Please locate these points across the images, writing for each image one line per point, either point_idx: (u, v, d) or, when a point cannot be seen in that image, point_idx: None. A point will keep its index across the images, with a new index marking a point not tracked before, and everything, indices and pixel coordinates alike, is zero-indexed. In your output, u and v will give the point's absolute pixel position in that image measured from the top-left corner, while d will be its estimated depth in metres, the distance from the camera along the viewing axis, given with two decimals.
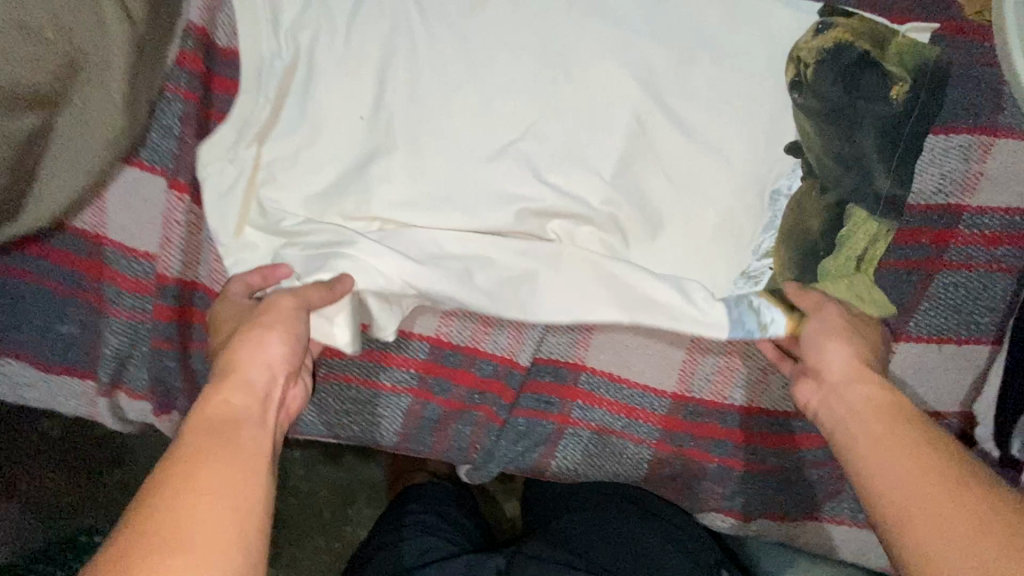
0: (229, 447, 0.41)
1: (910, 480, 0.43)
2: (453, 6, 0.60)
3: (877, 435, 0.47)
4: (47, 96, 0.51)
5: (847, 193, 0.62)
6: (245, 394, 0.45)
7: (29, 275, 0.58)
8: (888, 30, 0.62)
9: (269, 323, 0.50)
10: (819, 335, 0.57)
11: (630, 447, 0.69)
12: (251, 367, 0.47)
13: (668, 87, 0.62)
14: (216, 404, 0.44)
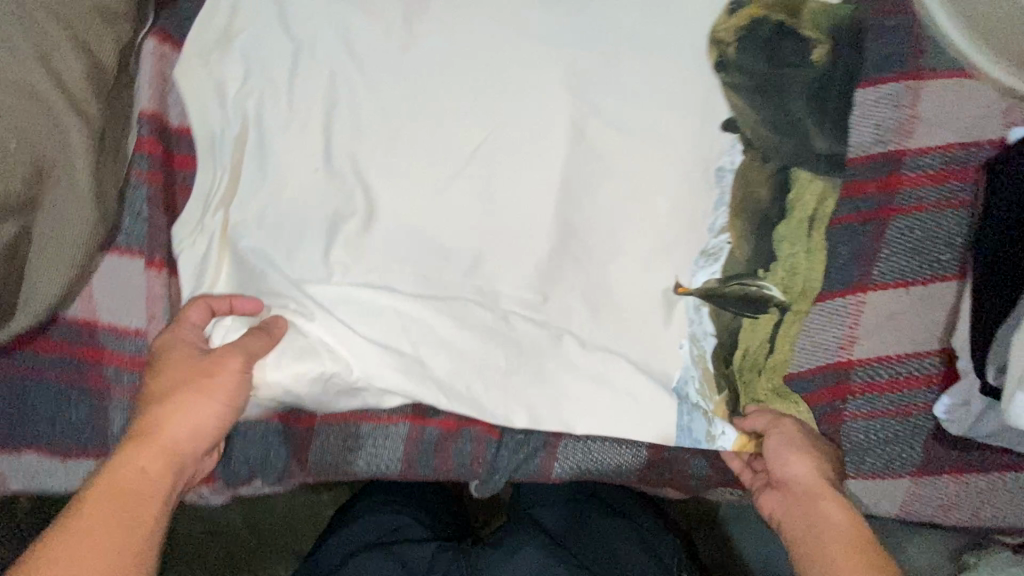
0: (124, 527, 0.43)
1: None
2: (384, 49, 0.64)
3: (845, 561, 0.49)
4: (21, 204, 0.54)
5: (788, 158, 0.64)
6: (161, 465, 0.47)
7: (33, 370, 0.61)
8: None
9: (214, 385, 0.51)
10: (784, 447, 0.59)
11: (628, 438, 0.70)
12: (174, 430, 0.49)
13: (599, 89, 0.64)
14: (130, 470, 0.46)
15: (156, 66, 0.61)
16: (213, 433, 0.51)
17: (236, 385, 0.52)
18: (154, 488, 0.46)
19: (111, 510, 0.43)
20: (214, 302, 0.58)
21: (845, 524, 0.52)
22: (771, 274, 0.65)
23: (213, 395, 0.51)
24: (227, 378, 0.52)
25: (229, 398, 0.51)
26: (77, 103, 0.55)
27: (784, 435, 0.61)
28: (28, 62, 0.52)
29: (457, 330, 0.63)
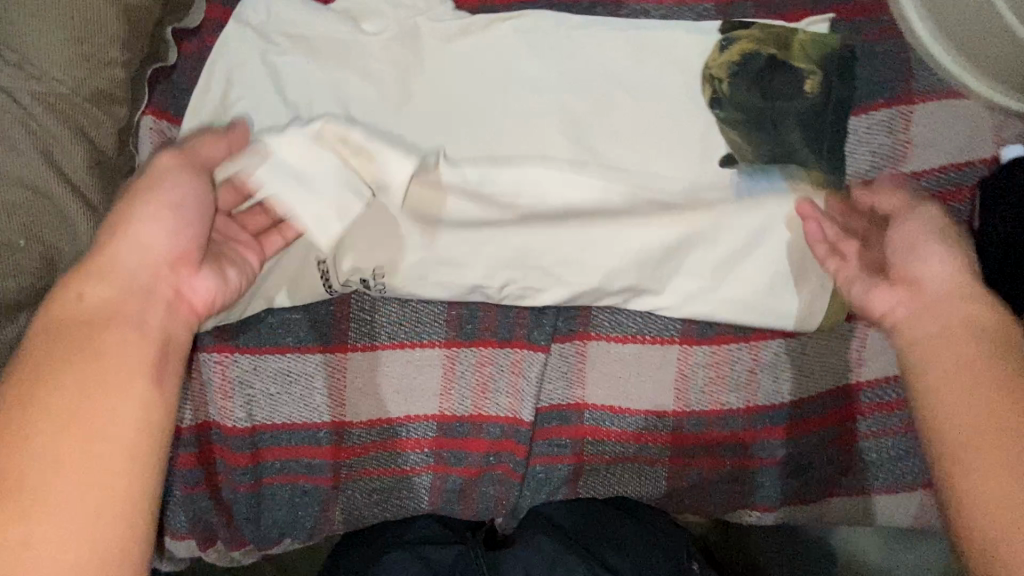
0: (90, 357, 0.43)
1: (963, 414, 0.45)
2: (382, 107, 0.64)
3: (985, 392, 0.45)
4: (31, 297, 0.53)
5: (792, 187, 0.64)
6: (115, 289, 0.46)
7: None
8: (788, 29, 0.65)
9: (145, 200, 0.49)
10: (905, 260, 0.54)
11: (647, 469, 0.72)
12: (124, 259, 0.47)
13: (598, 132, 0.65)
14: (72, 300, 0.45)
15: (156, 142, 0.61)
16: (152, 257, 0.48)
17: (176, 206, 0.50)
18: (120, 314, 0.46)
19: (79, 341, 0.43)
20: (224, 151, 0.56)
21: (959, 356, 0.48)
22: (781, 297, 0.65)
23: (149, 215, 0.49)
24: (161, 186, 0.50)
25: (172, 205, 0.50)
26: (79, 191, 0.54)
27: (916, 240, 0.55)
28: (28, 157, 0.53)
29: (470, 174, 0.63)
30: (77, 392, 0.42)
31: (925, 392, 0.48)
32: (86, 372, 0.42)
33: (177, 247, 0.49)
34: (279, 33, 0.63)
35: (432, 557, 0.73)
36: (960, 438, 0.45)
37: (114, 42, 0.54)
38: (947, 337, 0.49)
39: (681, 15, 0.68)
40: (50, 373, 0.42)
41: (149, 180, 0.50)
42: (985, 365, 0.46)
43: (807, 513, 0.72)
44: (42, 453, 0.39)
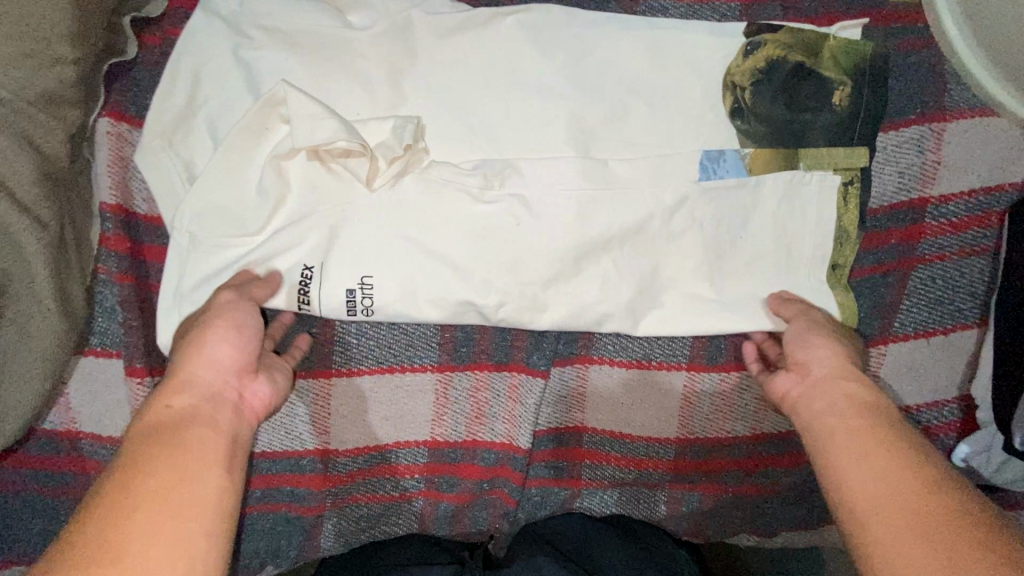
0: (181, 450, 0.40)
1: (870, 475, 0.42)
2: (372, 110, 0.58)
3: (847, 432, 0.46)
4: None
5: (812, 207, 0.60)
6: (197, 398, 0.44)
7: (13, 485, 0.57)
8: (819, 35, 0.60)
9: (213, 318, 0.50)
10: (816, 332, 0.55)
11: (646, 494, 0.70)
12: (201, 372, 0.46)
13: (608, 144, 0.60)
14: (161, 408, 0.43)
15: (115, 150, 0.55)
16: (224, 373, 0.47)
17: (240, 328, 0.50)
18: (196, 419, 0.43)
19: (176, 437, 0.41)
20: (229, 187, 0.55)
21: (839, 403, 0.49)
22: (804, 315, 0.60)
23: (220, 334, 0.49)
24: (229, 312, 0.51)
25: (237, 328, 0.49)
26: (26, 207, 0.48)
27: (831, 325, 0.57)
28: None
29: (467, 200, 0.58)
30: (190, 466, 0.39)
31: (821, 454, 0.47)
32: (175, 459, 0.39)
33: (241, 358, 0.48)
34: (255, 26, 0.56)
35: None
36: (856, 481, 0.42)
37: (61, 37, 0.47)
38: (836, 386, 0.50)
39: (699, 15, 0.62)
40: (158, 457, 0.39)
41: (224, 306, 0.51)
42: (857, 403, 0.48)
43: (809, 539, 0.71)
44: (149, 520, 0.35)
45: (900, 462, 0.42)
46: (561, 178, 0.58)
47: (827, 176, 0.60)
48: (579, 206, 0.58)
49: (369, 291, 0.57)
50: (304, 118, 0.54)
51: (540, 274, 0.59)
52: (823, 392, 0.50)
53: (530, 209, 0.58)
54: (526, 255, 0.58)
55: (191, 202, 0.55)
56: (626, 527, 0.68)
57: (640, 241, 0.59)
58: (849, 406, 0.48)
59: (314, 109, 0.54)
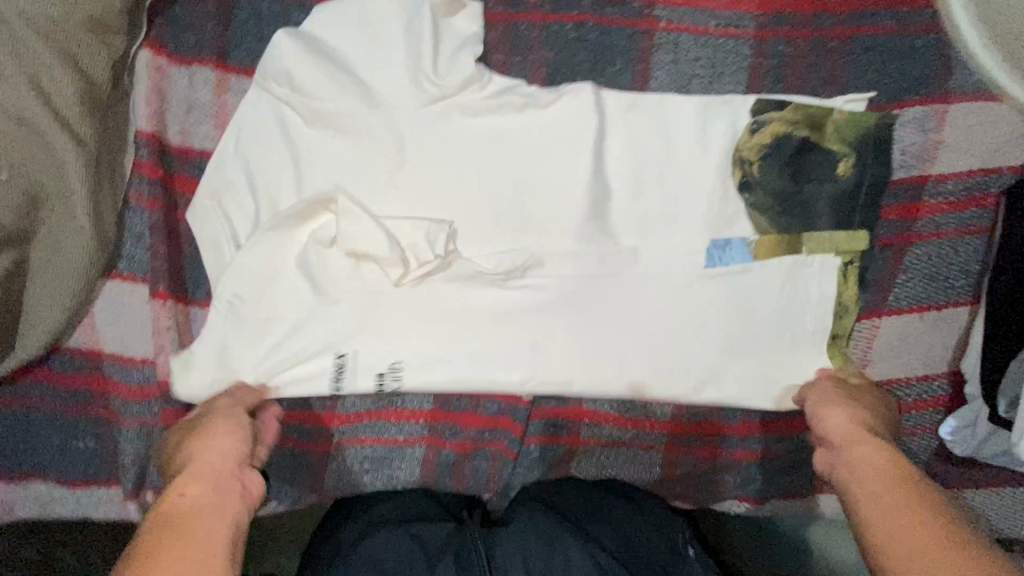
0: (182, 538, 0.40)
1: (905, 528, 0.41)
2: (397, 55, 0.58)
3: (883, 492, 0.46)
4: (12, 233, 0.51)
5: (814, 285, 0.64)
6: (207, 483, 0.46)
7: (37, 399, 0.60)
8: (823, 109, 0.62)
9: (209, 425, 0.53)
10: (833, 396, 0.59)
11: (641, 454, 0.72)
12: (202, 457, 0.49)
13: (624, 107, 0.61)
14: (172, 499, 0.44)
15: (153, 81, 0.57)
16: (225, 455, 0.50)
17: (235, 419, 0.54)
18: (202, 508, 0.43)
19: (180, 530, 0.41)
20: (263, 120, 0.59)
21: (876, 467, 0.49)
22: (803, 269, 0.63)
23: (220, 429, 0.52)
24: (224, 417, 0.54)
25: (232, 419, 0.54)
26: (68, 123, 0.50)
27: (840, 386, 0.61)
28: (14, 84, 0.48)
29: (486, 151, 0.61)
30: (188, 545, 0.40)
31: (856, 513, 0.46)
32: (172, 539, 0.40)
33: (239, 440, 0.52)
34: None
35: (423, 535, 0.61)
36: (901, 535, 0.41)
37: None
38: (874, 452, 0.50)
39: (712, 41, 0.62)
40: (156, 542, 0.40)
41: (212, 417, 0.54)
42: (897, 468, 0.48)
43: (796, 506, 0.73)
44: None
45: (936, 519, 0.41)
46: (576, 136, 0.61)
47: (829, 257, 0.63)
48: (591, 163, 0.61)
49: (398, 372, 0.62)
50: (337, 67, 0.58)
51: (551, 229, 0.62)
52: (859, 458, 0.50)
53: (546, 163, 0.61)
54: (539, 208, 0.62)
55: (233, 180, 0.59)
56: (628, 494, 0.70)
57: (648, 199, 0.63)
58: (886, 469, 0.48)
59: (340, 78, 0.58)
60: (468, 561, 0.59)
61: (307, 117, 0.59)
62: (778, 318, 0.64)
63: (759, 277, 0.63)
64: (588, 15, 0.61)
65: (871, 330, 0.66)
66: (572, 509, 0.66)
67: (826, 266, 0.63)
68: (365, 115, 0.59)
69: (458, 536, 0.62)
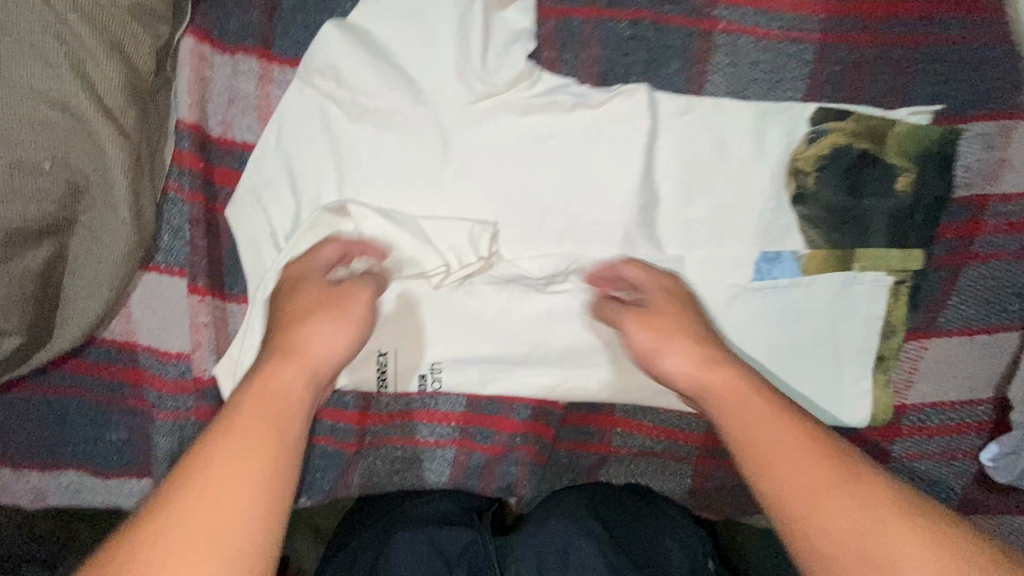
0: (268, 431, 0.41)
1: (810, 482, 0.41)
2: (447, 49, 0.56)
3: (826, 490, 0.41)
4: (53, 224, 0.50)
5: (863, 304, 0.62)
6: (304, 381, 0.46)
7: (70, 390, 0.60)
8: (886, 121, 0.59)
9: (331, 307, 0.51)
10: (653, 343, 0.53)
11: (672, 464, 0.71)
12: (309, 345, 0.48)
13: (678, 112, 0.59)
14: (274, 381, 0.44)
15: (195, 68, 0.55)
16: (331, 351, 0.49)
17: (348, 307, 0.52)
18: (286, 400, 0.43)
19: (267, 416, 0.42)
20: (306, 112, 0.57)
21: (784, 443, 0.43)
22: (853, 288, 0.62)
23: (340, 319, 0.50)
24: (350, 297, 0.52)
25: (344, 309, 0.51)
26: (112, 114, 0.49)
27: (645, 314, 0.54)
28: (58, 71, 0.46)
29: (533, 152, 0.59)
30: (259, 432, 0.40)
31: (807, 534, 0.40)
32: (255, 427, 0.40)
33: (351, 338, 0.50)
34: None
35: (444, 541, 0.61)
36: (883, 550, 0.38)
37: None
38: (775, 422, 0.45)
39: (774, 44, 0.59)
40: (239, 424, 0.40)
41: (340, 294, 0.52)
42: (796, 434, 0.44)
43: None
44: (213, 480, 0.37)
45: (889, 501, 0.40)
46: (627, 140, 0.59)
47: (881, 276, 0.61)
48: (640, 169, 0.59)
49: (439, 374, 0.63)
50: (385, 57, 0.56)
51: (593, 236, 0.61)
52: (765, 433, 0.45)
53: (593, 166, 0.60)
54: (586, 215, 0.60)
55: (275, 175, 0.57)
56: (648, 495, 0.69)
57: (698, 208, 0.61)
58: (793, 438, 0.44)
59: (387, 72, 0.56)
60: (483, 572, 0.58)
61: (351, 110, 0.57)
62: (824, 333, 0.63)
63: (807, 295, 0.62)
64: (645, 12, 0.59)
65: (919, 352, 0.64)
66: (601, 514, 0.64)
67: (877, 286, 0.62)
68: (411, 110, 0.58)
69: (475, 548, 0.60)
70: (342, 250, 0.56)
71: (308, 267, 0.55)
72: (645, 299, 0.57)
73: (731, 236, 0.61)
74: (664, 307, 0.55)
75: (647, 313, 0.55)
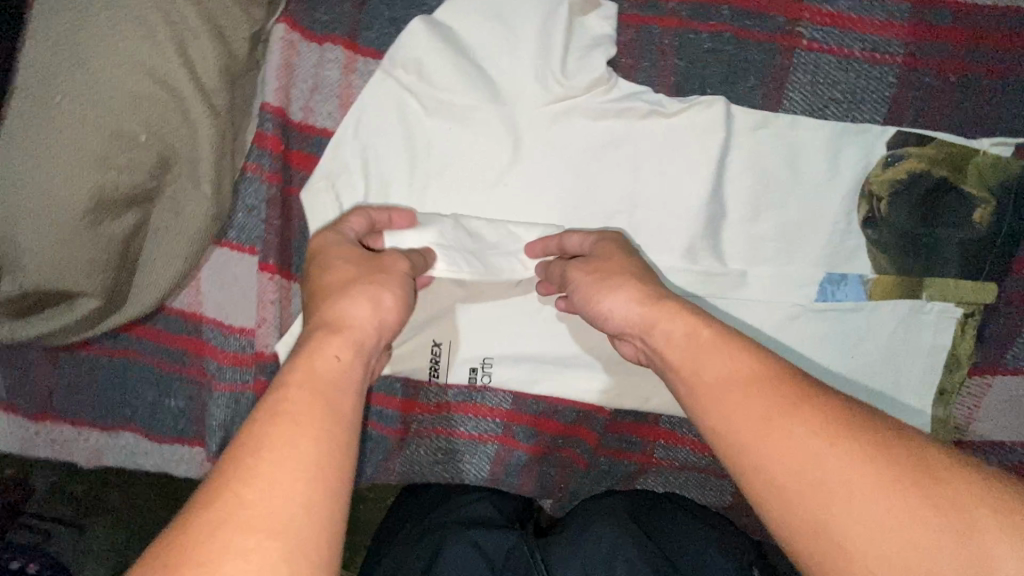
0: (316, 409, 0.37)
1: (754, 402, 0.38)
2: (528, 50, 0.57)
3: (768, 408, 0.37)
4: (142, 194, 0.52)
5: (929, 335, 0.61)
6: (354, 353, 0.42)
7: (135, 354, 0.62)
8: (968, 149, 0.58)
9: (370, 279, 0.47)
10: (593, 288, 0.50)
11: (714, 480, 0.70)
12: (355, 318, 0.44)
13: (753, 127, 0.59)
14: (325, 358, 0.40)
15: (283, 55, 0.56)
16: (377, 321, 0.45)
17: (384, 278, 0.48)
18: (329, 372, 0.39)
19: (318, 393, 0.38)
20: (384, 101, 0.58)
21: (730, 369, 0.40)
22: (921, 317, 0.60)
23: (382, 285, 0.47)
24: (384, 268, 0.49)
25: (375, 279, 0.47)
26: (207, 93, 0.51)
27: (591, 261, 0.52)
28: (164, 48, 0.48)
29: (603, 156, 0.60)
30: (314, 410, 0.37)
31: (739, 453, 0.38)
32: (306, 404, 0.37)
33: (383, 311, 0.46)
34: None
35: (482, 542, 0.60)
36: (818, 468, 0.34)
37: None
38: (721, 350, 0.42)
39: (857, 65, 0.59)
40: (294, 405, 0.36)
41: (377, 269, 0.48)
42: (739, 364, 0.40)
43: None
44: (273, 465, 0.33)
45: (835, 417, 0.36)
46: (696, 151, 0.59)
47: (950, 307, 0.60)
48: (708, 181, 0.59)
49: (490, 369, 0.64)
50: (462, 51, 0.57)
51: (656, 244, 0.60)
52: (711, 362, 0.42)
53: (659, 173, 0.60)
54: (650, 222, 0.60)
55: (350, 162, 0.59)
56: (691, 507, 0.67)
57: (764, 223, 0.60)
58: (737, 367, 0.40)
59: (464, 67, 0.57)
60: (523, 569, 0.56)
61: (426, 101, 0.58)
62: (888, 362, 0.61)
63: (873, 319, 0.61)
64: (728, 25, 0.59)
65: (984, 388, 0.62)
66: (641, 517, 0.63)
67: (947, 318, 0.60)
68: (484, 105, 0.58)
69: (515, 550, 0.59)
70: (368, 220, 0.55)
71: (338, 235, 0.52)
72: (588, 250, 0.55)
73: (797, 255, 0.60)
74: (609, 252, 0.53)
75: (591, 261, 0.53)
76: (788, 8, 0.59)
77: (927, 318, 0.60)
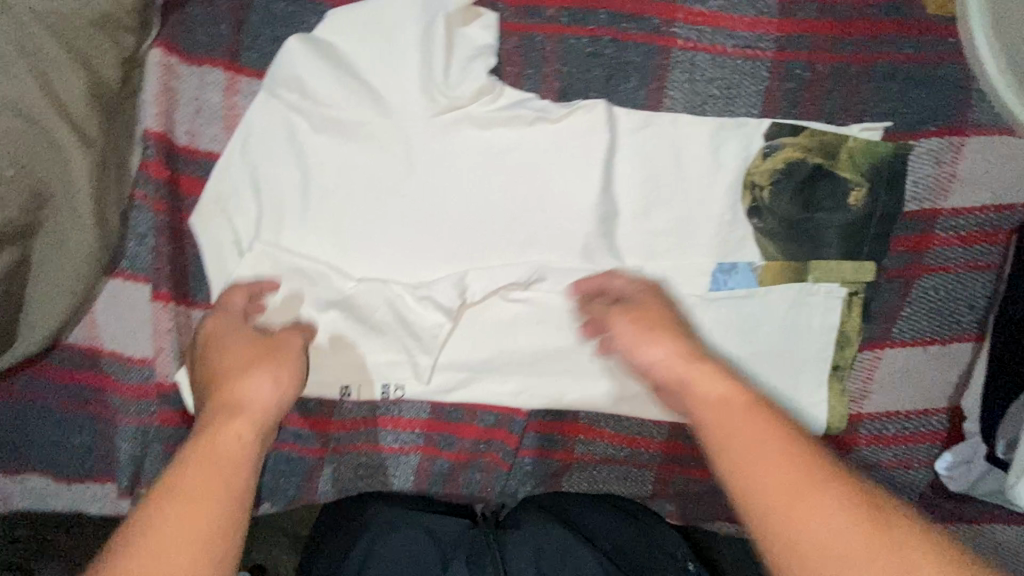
0: (204, 507, 0.37)
1: (783, 456, 0.38)
2: (410, 62, 0.58)
3: (799, 474, 0.37)
4: (17, 231, 0.49)
5: (818, 315, 0.63)
6: (255, 433, 0.43)
7: (33, 394, 0.60)
8: (839, 137, 0.61)
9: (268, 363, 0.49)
10: (635, 338, 0.52)
11: (634, 472, 0.71)
12: (258, 395, 0.46)
13: (636, 127, 0.61)
14: (228, 438, 0.42)
15: (161, 81, 0.57)
16: (278, 400, 0.47)
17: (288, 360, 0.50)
18: (228, 461, 0.40)
19: (210, 480, 0.38)
20: (271, 121, 0.58)
21: (751, 428, 0.40)
22: (810, 299, 0.63)
23: (280, 367, 0.49)
24: (286, 351, 0.51)
25: (283, 365, 0.49)
26: (77, 123, 0.50)
27: (631, 310, 0.55)
28: (22, 80, 0.47)
29: (493, 163, 0.61)
30: (204, 507, 0.37)
31: (773, 511, 0.37)
32: (196, 498, 0.37)
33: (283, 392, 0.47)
34: None
35: (435, 528, 0.60)
36: (860, 543, 0.34)
37: None
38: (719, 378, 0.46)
39: (730, 61, 0.61)
40: (182, 494, 0.38)
41: (282, 355, 0.51)
42: (736, 397, 0.44)
43: None
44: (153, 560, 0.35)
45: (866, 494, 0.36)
46: (581, 154, 0.60)
47: (834, 288, 0.63)
48: (597, 180, 0.61)
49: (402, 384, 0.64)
50: (345, 69, 0.58)
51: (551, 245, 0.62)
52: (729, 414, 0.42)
53: (550, 175, 0.61)
54: (545, 226, 0.62)
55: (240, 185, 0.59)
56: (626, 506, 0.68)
57: (654, 218, 0.62)
58: (758, 423, 0.41)
59: (347, 82, 0.58)
60: (478, 553, 0.58)
61: (312, 118, 0.58)
62: (783, 343, 0.64)
63: (764, 304, 0.63)
64: (605, 29, 0.61)
65: (876, 362, 0.65)
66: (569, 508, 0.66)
67: (833, 299, 0.63)
68: (371, 120, 0.59)
69: (469, 534, 0.60)
70: (249, 292, 0.58)
71: (230, 319, 0.55)
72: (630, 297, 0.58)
73: (688, 247, 0.63)
74: (647, 302, 0.56)
75: (628, 309, 0.55)
76: (660, 9, 0.61)
77: (815, 301, 0.63)
